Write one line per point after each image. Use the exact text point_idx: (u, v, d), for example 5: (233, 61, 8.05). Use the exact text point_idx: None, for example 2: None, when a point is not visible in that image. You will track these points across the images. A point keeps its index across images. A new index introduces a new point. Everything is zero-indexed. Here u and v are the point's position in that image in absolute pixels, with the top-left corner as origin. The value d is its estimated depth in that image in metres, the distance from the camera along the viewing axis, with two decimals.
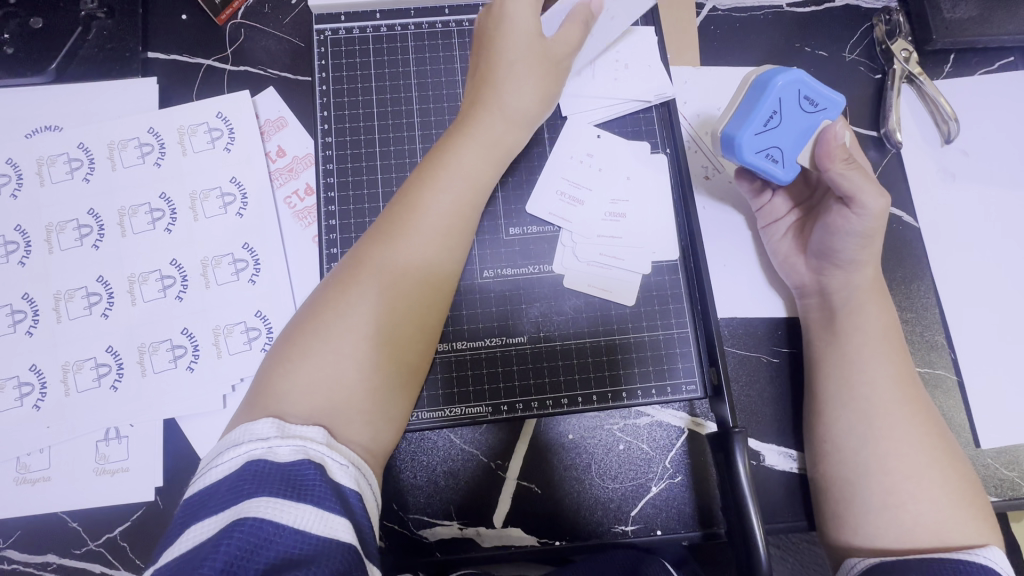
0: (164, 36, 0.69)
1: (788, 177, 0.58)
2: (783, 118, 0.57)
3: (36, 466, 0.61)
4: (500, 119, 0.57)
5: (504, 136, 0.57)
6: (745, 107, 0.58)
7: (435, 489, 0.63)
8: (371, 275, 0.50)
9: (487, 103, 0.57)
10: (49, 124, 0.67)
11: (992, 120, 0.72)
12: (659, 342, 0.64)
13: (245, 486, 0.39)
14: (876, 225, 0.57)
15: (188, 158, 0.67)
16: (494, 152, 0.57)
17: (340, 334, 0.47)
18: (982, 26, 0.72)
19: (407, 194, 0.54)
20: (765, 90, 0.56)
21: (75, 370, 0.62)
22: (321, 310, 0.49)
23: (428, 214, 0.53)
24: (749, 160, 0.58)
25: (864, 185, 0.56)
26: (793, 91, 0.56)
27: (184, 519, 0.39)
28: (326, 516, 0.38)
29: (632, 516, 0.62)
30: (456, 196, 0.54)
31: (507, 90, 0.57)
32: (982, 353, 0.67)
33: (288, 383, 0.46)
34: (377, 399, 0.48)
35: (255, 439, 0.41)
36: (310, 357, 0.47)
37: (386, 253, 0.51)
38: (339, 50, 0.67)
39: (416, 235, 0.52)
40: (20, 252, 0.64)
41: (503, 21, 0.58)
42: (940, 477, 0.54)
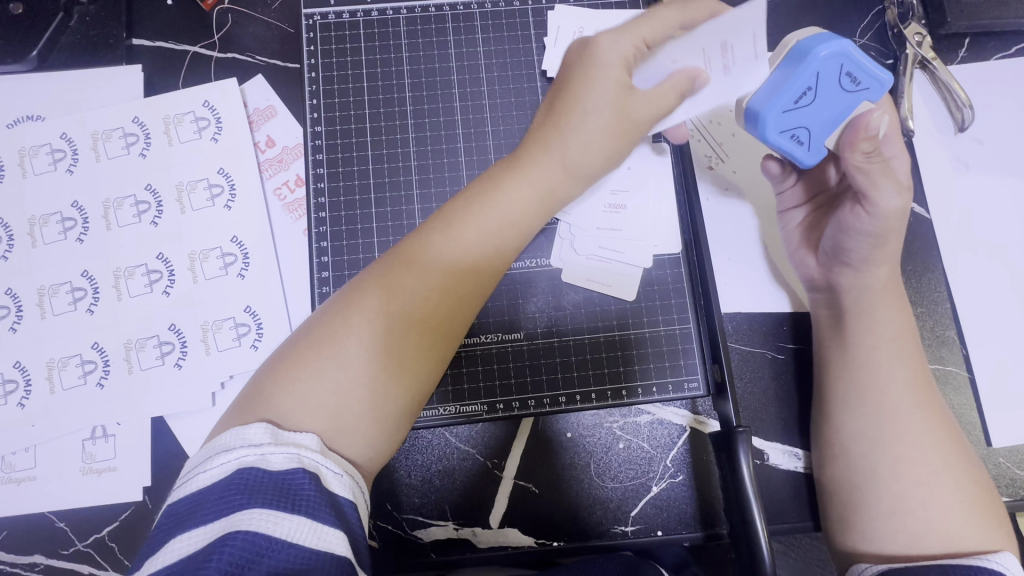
0: (149, 21, 0.67)
1: (811, 160, 0.53)
2: (818, 95, 0.50)
3: (21, 465, 0.59)
4: (556, 158, 0.52)
5: (558, 174, 0.52)
6: (779, 75, 0.50)
7: (431, 488, 0.61)
8: (397, 291, 0.47)
9: (546, 141, 0.52)
10: (31, 114, 0.65)
11: (1007, 107, 0.70)
12: (660, 338, 0.62)
13: (235, 497, 0.37)
14: (891, 224, 0.53)
15: (174, 148, 0.64)
16: (543, 192, 0.52)
17: (353, 354, 0.45)
18: (999, 8, 0.69)
19: (444, 216, 0.50)
20: (803, 60, 0.48)
21: (61, 367, 0.61)
22: (338, 317, 0.46)
23: (462, 240, 0.49)
24: (772, 141, 0.52)
25: (881, 183, 0.51)
26: (838, 65, 0.48)
27: (169, 528, 0.37)
28: (321, 528, 0.37)
29: (632, 516, 0.61)
30: (492, 234, 0.50)
31: (570, 145, 0.52)
32: (995, 348, 0.65)
33: (278, 384, 0.44)
34: (375, 416, 0.45)
35: (246, 445, 0.40)
36: (314, 370, 0.44)
37: (415, 268, 0.48)
38: (329, 35, 0.65)
39: (445, 264, 0.48)
40: (2, 245, 0.62)
41: (599, 53, 0.52)
42: (953, 482, 0.52)
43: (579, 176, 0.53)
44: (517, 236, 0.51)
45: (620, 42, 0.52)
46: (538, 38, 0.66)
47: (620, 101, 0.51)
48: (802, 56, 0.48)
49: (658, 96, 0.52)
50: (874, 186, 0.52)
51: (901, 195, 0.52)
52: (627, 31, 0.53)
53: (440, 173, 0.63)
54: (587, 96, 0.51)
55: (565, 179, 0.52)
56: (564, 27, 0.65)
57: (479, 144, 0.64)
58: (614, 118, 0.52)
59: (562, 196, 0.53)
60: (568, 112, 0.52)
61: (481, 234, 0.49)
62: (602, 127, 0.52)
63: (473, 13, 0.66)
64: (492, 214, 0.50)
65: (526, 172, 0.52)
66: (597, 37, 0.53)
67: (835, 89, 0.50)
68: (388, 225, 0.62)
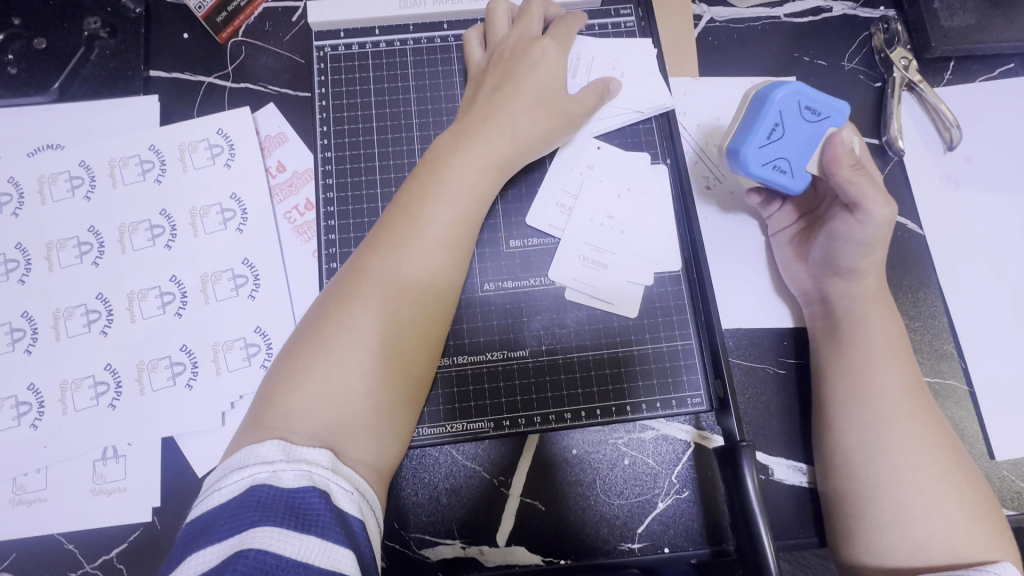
0: (166, 54, 0.70)
1: (798, 186, 0.57)
2: (786, 130, 0.56)
3: (32, 487, 0.60)
4: (502, 133, 0.57)
5: (507, 146, 0.57)
6: (747, 122, 0.57)
7: (438, 507, 0.61)
8: (364, 274, 0.50)
9: (487, 120, 0.58)
10: (51, 143, 0.68)
11: (994, 126, 0.72)
12: (663, 355, 0.63)
13: (248, 515, 0.38)
14: (880, 232, 0.56)
15: (189, 174, 0.67)
16: (494, 160, 0.56)
17: (336, 337, 0.48)
18: (981, 33, 0.72)
19: (404, 201, 0.54)
20: (765, 104, 0.56)
21: (74, 388, 0.62)
22: (319, 313, 0.50)
23: (421, 214, 0.52)
24: (756, 173, 0.57)
25: (871, 193, 0.55)
26: (795, 102, 0.56)
27: (185, 547, 0.38)
28: (331, 546, 0.38)
29: (639, 534, 0.61)
30: (450, 204, 0.53)
31: (512, 121, 0.58)
32: (995, 362, 0.66)
33: (291, 399, 0.45)
34: (377, 400, 0.47)
35: (261, 462, 0.41)
36: (307, 366, 0.47)
37: (380, 250, 0.51)
38: (339, 66, 0.67)
39: (406, 241, 0.51)
40: (20, 269, 0.64)
41: (527, 51, 0.61)
42: (953, 488, 0.52)
43: (529, 148, 0.59)
44: (476, 202, 0.55)
45: (555, 46, 0.62)
46: None
47: (549, 87, 0.60)
48: (762, 102, 0.56)
49: (584, 96, 0.62)
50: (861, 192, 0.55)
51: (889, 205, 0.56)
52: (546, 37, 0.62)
53: None
54: (521, 83, 0.59)
55: (512, 146, 0.57)
56: None
57: None
58: (547, 102, 0.60)
59: (514, 161, 0.58)
60: (509, 96, 0.59)
61: (440, 208, 0.53)
62: (537, 106, 0.59)
63: None
64: (446, 188, 0.54)
65: (473, 146, 0.56)
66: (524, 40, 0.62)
67: (799, 123, 0.56)
68: None
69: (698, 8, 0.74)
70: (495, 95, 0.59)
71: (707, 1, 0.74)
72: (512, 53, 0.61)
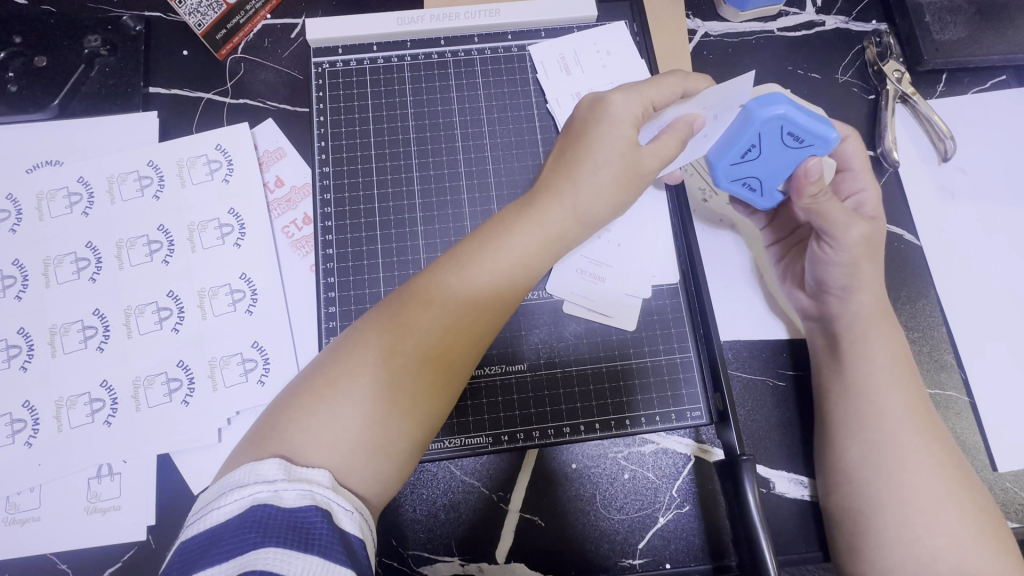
0: (166, 71, 0.70)
1: (765, 203, 0.59)
2: (764, 152, 0.54)
3: (25, 505, 0.59)
4: (563, 203, 0.54)
5: (567, 217, 0.54)
6: (727, 134, 0.55)
7: (436, 523, 0.61)
8: (413, 330, 0.48)
9: (556, 183, 0.54)
10: (50, 159, 0.68)
11: (987, 137, 0.73)
12: (663, 368, 0.63)
13: (249, 535, 0.38)
14: (855, 252, 0.57)
15: (187, 189, 0.67)
16: (554, 238, 0.53)
17: (370, 390, 0.46)
18: (973, 46, 0.72)
19: (458, 258, 0.51)
20: (747, 122, 0.53)
21: (69, 405, 0.61)
22: (355, 349, 0.48)
23: (477, 284, 0.50)
24: (725, 188, 0.58)
25: (838, 218, 0.55)
26: (778, 126, 0.52)
27: (185, 566, 0.38)
28: (333, 568, 0.37)
29: (639, 549, 0.60)
30: (502, 275, 0.51)
31: (577, 188, 0.54)
32: (994, 373, 0.66)
33: (292, 419, 0.45)
34: (390, 451, 0.46)
35: (261, 481, 0.40)
36: (330, 404, 0.45)
37: (429, 308, 0.49)
38: (337, 81, 0.68)
39: (458, 306, 0.50)
40: (17, 285, 0.64)
41: (612, 109, 0.54)
42: (957, 508, 0.52)
43: (590, 225, 0.55)
44: (527, 280, 0.53)
45: (631, 101, 0.54)
46: (535, 81, 0.69)
47: (625, 151, 0.53)
48: (744, 121, 0.53)
49: (662, 147, 0.54)
50: (830, 219, 0.56)
51: (858, 225, 0.56)
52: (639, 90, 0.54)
53: (444, 210, 0.65)
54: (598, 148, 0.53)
55: (572, 225, 0.54)
56: (547, 59, 0.69)
57: (481, 182, 0.66)
58: (619, 167, 0.54)
59: (570, 241, 0.55)
60: (576, 161, 0.54)
61: (491, 279, 0.51)
62: (606, 178, 0.54)
63: (473, 59, 0.70)
64: (505, 255, 0.51)
65: (537, 218, 0.53)
66: (608, 93, 0.55)
67: (779, 146, 0.54)
68: (393, 261, 0.63)
69: (692, 23, 0.75)
70: (559, 155, 0.56)
71: (701, 16, 0.75)
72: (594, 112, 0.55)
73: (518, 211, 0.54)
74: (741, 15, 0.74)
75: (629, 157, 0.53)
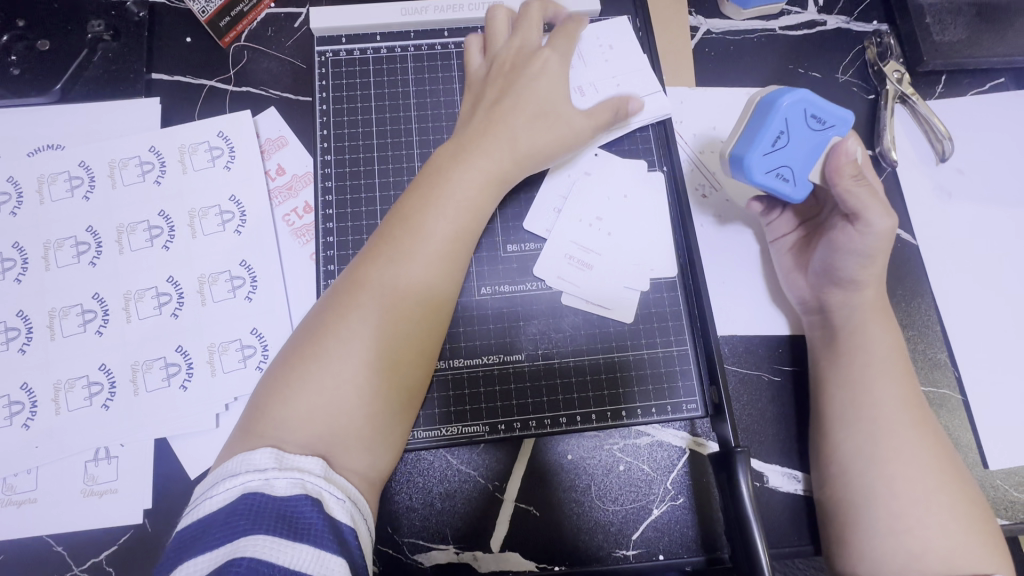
0: (169, 58, 0.70)
1: (800, 195, 0.59)
2: (792, 137, 0.57)
3: (22, 487, 0.59)
4: (505, 145, 0.57)
5: (504, 159, 0.57)
6: (751, 130, 0.58)
7: (432, 511, 0.61)
8: (363, 284, 0.50)
9: (493, 131, 0.58)
10: (51, 143, 0.68)
11: (985, 139, 0.73)
12: (659, 361, 0.63)
13: (239, 523, 0.38)
14: (880, 243, 0.58)
15: (188, 176, 0.67)
16: (493, 174, 0.56)
17: (336, 351, 0.47)
18: (972, 48, 0.73)
19: (408, 214, 0.53)
20: (773, 112, 0.56)
21: (68, 388, 0.61)
22: (320, 323, 0.49)
23: (429, 232, 0.52)
24: (760, 180, 0.58)
25: (870, 203, 0.56)
26: (801, 110, 0.56)
27: (178, 553, 0.38)
28: (324, 556, 0.38)
29: (634, 540, 0.61)
30: (453, 220, 0.53)
31: (512, 135, 0.58)
32: (988, 371, 0.66)
33: (283, 399, 0.46)
34: (373, 412, 0.47)
35: (252, 470, 0.41)
36: (307, 376, 0.46)
37: (382, 262, 0.51)
38: (340, 71, 0.68)
39: (411, 257, 0.51)
40: (16, 269, 0.64)
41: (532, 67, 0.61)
42: (947, 499, 0.53)
43: (526, 160, 0.59)
44: (473, 218, 0.55)
45: (556, 58, 0.62)
46: None
47: (548, 100, 0.60)
48: (770, 108, 0.56)
49: (596, 113, 0.62)
50: (862, 207, 0.57)
51: (889, 217, 0.57)
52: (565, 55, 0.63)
53: None
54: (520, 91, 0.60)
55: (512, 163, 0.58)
56: None
57: None
58: (545, 115, 0.60)
59: (510, 180, 0.58)
60: (507, 110, 0.58)
61: (442, 225, 0.53)
62: (537, 120, 0.59)
63: None
64: (446, 202, 0.54)
65: (474, 161, 0.56)
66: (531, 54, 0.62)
67: (805, 130, 0.57)
68: None
69: (694, 19, 0.75)
70: (494, 107, 0.59)
71: (704, 13, 0.75)
72: (511, 68, 0.62)
73: (460, 160, 0.56)
74: (743, 13, 0.75)
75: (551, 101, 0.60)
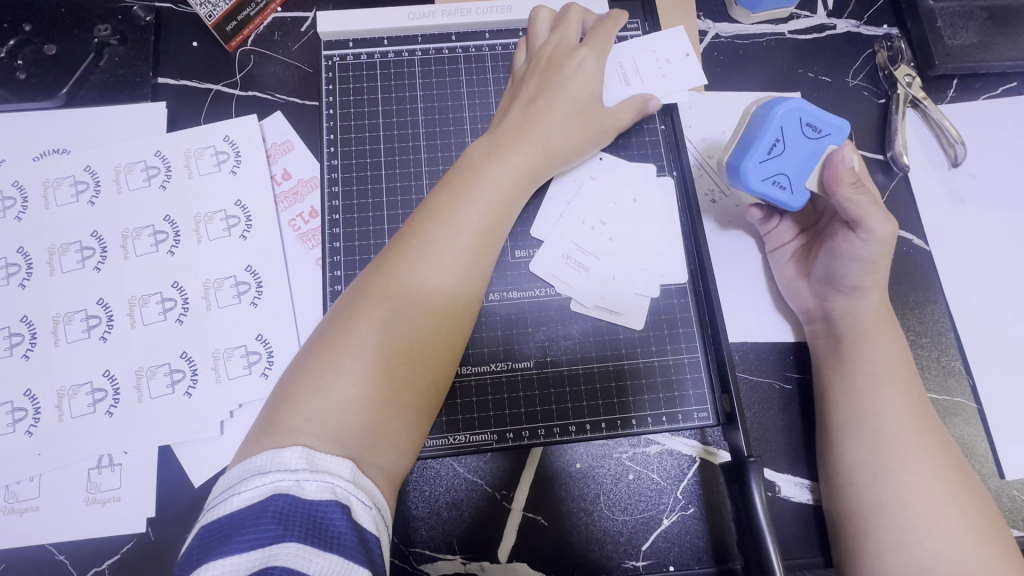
0: (175, 62, 0.70)
1: (797, 203, 0.57)
2: (787, 146, 0.56)
3: (24, 495, 0.59)
4: (538, 143, 0.57)
5: (536, 156, 0.57)
6: (745, 140, 0.57)
7: (439, 520, 0.60)
8: (398, 278, 0.49)
9: (528, 127, 0.57)
10: (56, 148, 0.67)
11: (998, 143, 0.72)
12: (669, 368, 0.62)
13: (271, 527, 0.37)
14: (883, 250, 0.56)
15: (194, 180, 0.66)
16: (526, 172, 0.56)
17: (367, 342, 0.47)
18: (984, 52, 0.72)
19: (440, 205, 0.53)
20: (767, 121, 0.56)
21: (71, 395, 0.61)
22: (348, 310, 0.48)
23: (461, 225, 0.52)
24: (755, 189, 0.57)
25: (871, 211, 0.54)
26: (795, 118, 0.56)
27: (205, 550, 0.37)
28: (352, 568, 0.37)
29: (643, 551, 0.60)
30: (485, 214, 0.53)
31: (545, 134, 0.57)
32: (1002, 380, 0.65)
33: (306, 387, 0.45)
34: (401, 407, 0.47)
35: (284, 469, 0.40)
36: (333, 363, 0.46)
37: (414, 252, 0.50)
38: (347, 75, 0.68)
39: (444, 248, 0.51)
40: (21, 274, 0.63)
41: (572, 62, 0.60)
42: (956, 511, 0.51)
43: (560, 159, 0.59)
44: (505, 215, 0.54)
45: (594, 57, 0.61)
46: None
47: (584, 98, 0.60)
48: (764, 118, 0.56)
49: (620, 111, 0.63)
50: (862, 212, 0.55)
51: (890, 222, 0.55)
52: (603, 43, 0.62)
53: None
54: (558, 91, 0.59)
55: (545, 162, 0.58)
56: None
57: None
58: (581, 116, 0.60)
59: (540, 177, 0.58)
60: (544, 108, 0.58)
61: (474, 217, 0.52)
62: (571, 120, 0.59)
63: (484, 55, 0.69)
64: (478, 196, 0.53)
65: (509, 159, 0.56)
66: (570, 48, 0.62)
67: (800, 138, 0.56)
68: None
69: (703, 23, 0.74)
70: (532, 104, 0.59)
71: (712, 17, 0.75)
72: (552, 62, 0.61)
73: (494, 155, 0.56)
74: (752, 17, 0.74)
75: (588, 99, 0.60)
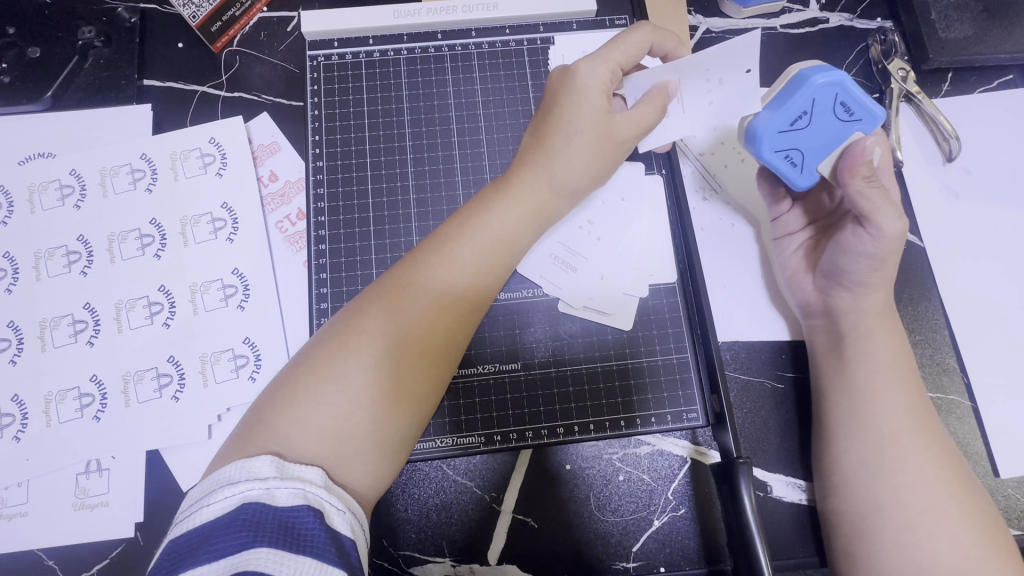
0: (160, 64, 0.70)
1: (803, 182, 0.57)
2: (812, 120, 0.53)
3: (12, 501, 0.59)
4: (546, 177, 0.54)
5: (544, 191, 0.54)
6: (774, 101, 0.53)
7: (428, 523, 0.60)
8: (396, 310, 0.48)
9: (539, 158, 0.55)
10: (41, 151, 0.67)
11: (993, 137, 0.71)
12: (659, 368, 0.62)
13: (240, 535, 0.37)
14: (890, 246, 0.54)
15: (179, 183, 0.66)
16: (534, 212, 0.53)
17: (354, 376, 0.46)
18: (979, 45, 0.71)
19: (444, 240, 0.51)
20: (801, 87, 0.52)
21: (58, 400, 0.61)
22: (339, 337, 0.47)
23: (461, 264, 0.51)
24: (765, 158, 0.55)
25: (882, 207, 0.52)
26: (831, 94, 0.52)
27: (174, 563, 0.37)
28: (326, 569, 0.37)
29: (634, 552, 0.59)
30: (486, 255, 0.51)
31: (557, 167, 0.54)
32: (997, 377, 0.64)
33: (285, 408, 0.45)
34: (382, 444, 0.46)
35: (253, 478, 0.40)
36: (317, 390, 0.45)
37: (412, 287, 0.49)
38: (332, 75, 0.67)
39: (443, 286, 0.50)
40: (7, 278, 0.63)
41: (579, 79, 0.54)
42: (956, 511, 0.51)
43: (569, 196, 0.55)
44: (507, 256, 0.53)
45: (594, 70, 0.54)
46: (532, 76, 0.69)
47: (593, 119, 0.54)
48: (799, 83, 0.52)
49: (638, 114, 0.54)
50: (871, 206, 0.52)
51: (900, 220, 0.53)
52: (602, 57, 0.54)
53: (438, 206, 0.64)
54: (569, 117, 0.54)
55: (555, 199, 0.54)
56: (568, 56, 0.69)
57: (477, 177, 0.65)
58: (595, 140, 0.54)
59: (550, 217, 0.55)
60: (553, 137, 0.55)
61: (475, 258, 0.51)
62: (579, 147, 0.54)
63: (470, 53, 0.69)
64: (482, 235, 0.52)
65: (517, 194, 0.53)
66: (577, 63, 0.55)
67: (829, 116, 0.53)
68: (386, 257, 0.63)
69: (694, 18, 0.73)
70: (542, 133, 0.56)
71: (703, 12, 0.74)
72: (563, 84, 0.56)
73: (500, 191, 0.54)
74: (743, 11, 0.73)
75: (598, 118, 0.54)
